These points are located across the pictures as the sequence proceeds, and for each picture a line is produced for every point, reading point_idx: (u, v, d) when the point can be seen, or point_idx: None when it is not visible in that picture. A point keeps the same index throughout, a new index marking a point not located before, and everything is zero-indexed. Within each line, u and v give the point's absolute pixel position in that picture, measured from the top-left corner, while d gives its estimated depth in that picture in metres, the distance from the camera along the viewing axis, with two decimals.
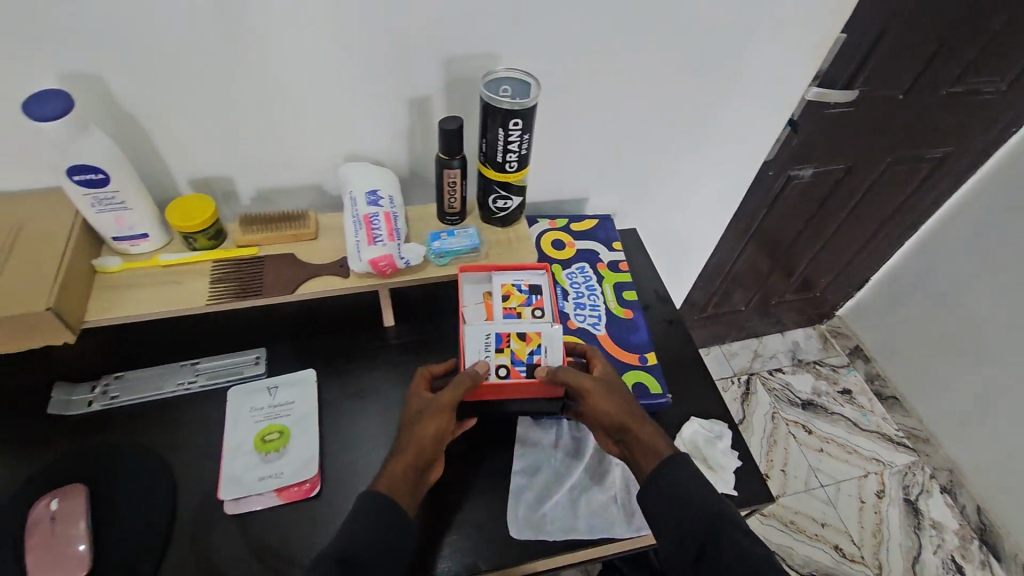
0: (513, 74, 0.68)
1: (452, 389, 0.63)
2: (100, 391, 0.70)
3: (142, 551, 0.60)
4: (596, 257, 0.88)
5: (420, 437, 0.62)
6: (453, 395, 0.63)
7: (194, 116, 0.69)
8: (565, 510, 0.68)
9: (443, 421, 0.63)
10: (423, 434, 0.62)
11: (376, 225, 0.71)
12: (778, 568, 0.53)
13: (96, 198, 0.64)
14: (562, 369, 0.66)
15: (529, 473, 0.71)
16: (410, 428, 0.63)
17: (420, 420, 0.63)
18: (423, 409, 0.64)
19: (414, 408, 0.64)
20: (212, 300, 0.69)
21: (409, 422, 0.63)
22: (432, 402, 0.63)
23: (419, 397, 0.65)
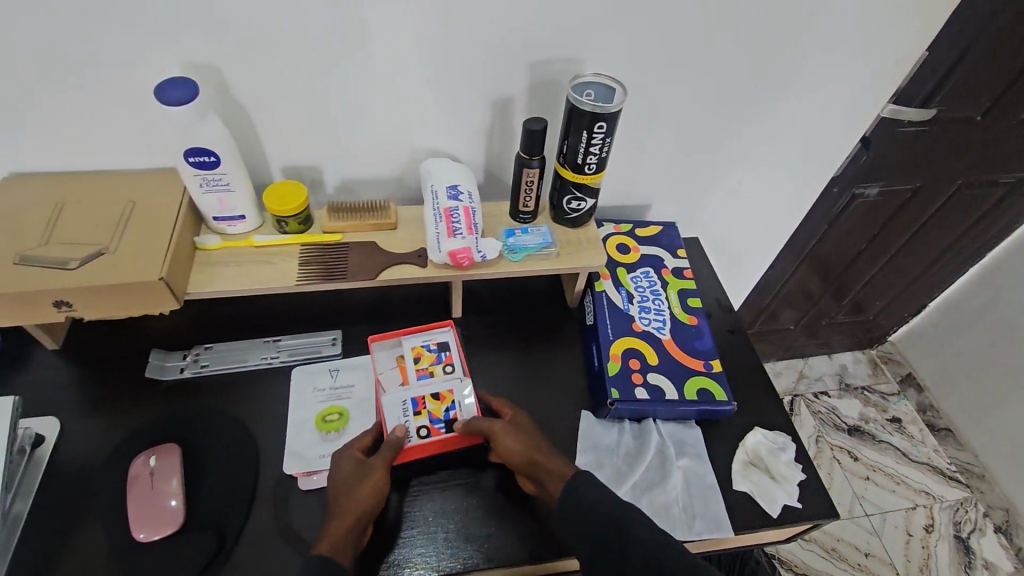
0: (598, 80, 0.71)
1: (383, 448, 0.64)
2: (190, 359, 0.75)
3: (228, 511, 0.64)
4: (660, 263, 0.89)
5: (354, 502, 0.60)
6: (385, 457, 0.63)
7: (297, 108, 0.73)
8: None
9: (378, 480, 0.62)
10: (360, 499, 0.61)
11: (456, 218, 0.74)
12: (680, 553, 0.54)
13: (205, 179, 0.69)
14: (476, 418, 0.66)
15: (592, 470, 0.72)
16: (342, 492, 0.61)
17: (356, 484, 0.61)
18: (358, 470, 0.63)
19: (346, 468, 0.63)
20: (300, 280, 0.73)
21: (336, 484, 0.62)
22: (368, 466, 0.63)
23: (351, 455, 0.64)
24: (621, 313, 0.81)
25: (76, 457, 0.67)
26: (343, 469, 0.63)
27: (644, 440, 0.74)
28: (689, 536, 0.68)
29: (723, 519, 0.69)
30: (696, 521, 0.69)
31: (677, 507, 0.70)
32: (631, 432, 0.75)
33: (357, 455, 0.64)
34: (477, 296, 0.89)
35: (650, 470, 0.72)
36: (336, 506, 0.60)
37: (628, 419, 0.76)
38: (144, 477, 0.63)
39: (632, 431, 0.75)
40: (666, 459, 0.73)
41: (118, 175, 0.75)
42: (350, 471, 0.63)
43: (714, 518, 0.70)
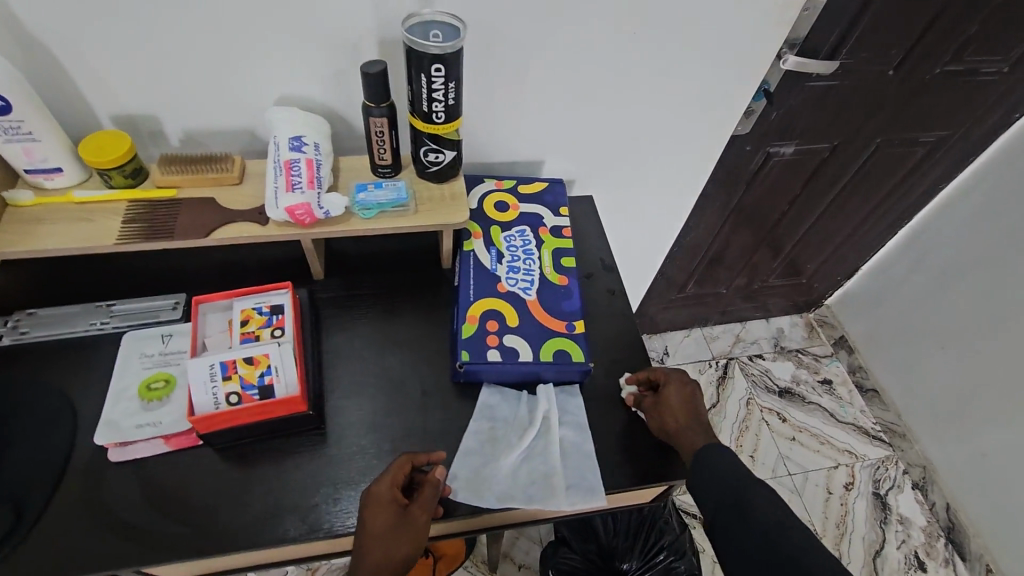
0: (440, 17, 0.64)
1: (424, 505, 0.61)
2: (11, 325, 0.70)
3: (33, 486, 0.60)
4: (539, 221, 0.85)
5: (395, 557, 0.59)
6: (429, 513, 0.61)
7: (113, 48, 0.66)
8: (507, 477, 0.67)
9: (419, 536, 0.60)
10: (399, 552, 0.59)
11: (296, 171, 0.69)
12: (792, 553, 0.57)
13: (1, 126, 0.62)
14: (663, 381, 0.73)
15: (482, 438, 0.69)
16: (382, 545, 0.58)
17: (399, 540, 0.59)
18: (403, 524, 0.59)
19: (391, 519, 0.59)
20: (121, 240, 0.67)
21: (374, 536, 0.58)
22: (410, 522, 0.59)
23: (395, 504, 0.59)
24: (487, 274, 0.77)
25: None
26: (384, 522, 0.58)
27: (535, 408, 0.72)
28: (565, 503, 0.66)
29: (598, 487, 0.67)
30: (574, 488, 0.67)
31: (558, 475, 0.67)
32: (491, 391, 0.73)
33: (397, 504, 0.60)
34: (344, 256, 0.84)
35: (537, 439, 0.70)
36: (375, 560, 0.58)
37: (487, 383, 0.73)
38: None
39: (506, 398, 0.73)
40: (526, 424, 0.71)
41: None
42: (391, 527, 0.58)
43: (588, 486, 0.67)
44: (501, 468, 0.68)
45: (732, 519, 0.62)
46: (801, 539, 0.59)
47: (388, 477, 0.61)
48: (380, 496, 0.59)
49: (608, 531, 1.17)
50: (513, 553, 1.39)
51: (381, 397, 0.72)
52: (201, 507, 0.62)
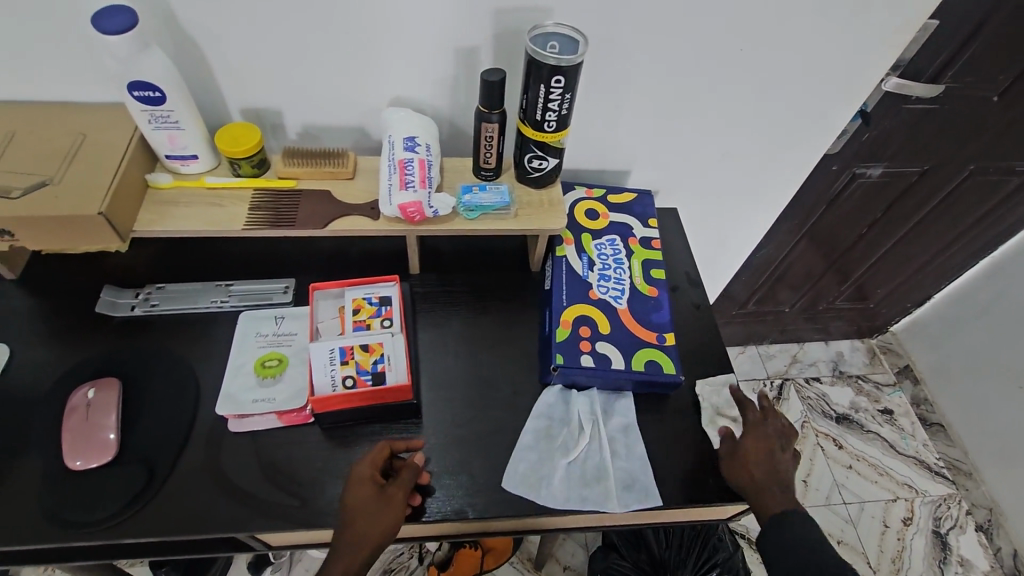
0: (561, 30, 0.67)
1: (398, 486, 0.62)
2: (142, 298, 0.76)
3: (160, 449, 0.65)
4: (629, 231, 0.86)
5: (366, 536, 0.60)
6: (403, 495, 0.62)
7: (253, 48, 0.71)
8: (562, 476, 0.68)
9: (390, 516, 0.60)
10: (370, 533, 0.60)
11: (410, 170, 0.73)
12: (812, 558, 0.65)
13: (153, 115, 0.68)
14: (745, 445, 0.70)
15: (538, 435, 0.71)
16: (356, 524, 0.60)
17: (372, 518, 0.60)
18: (375, 502, 0.61)
19: (365, 497, 0.61)
20: (248, 226, 0.72)
21: (352, 513, 0.61)
22: (387, 501, 0.61)
23: (370, 483, 0.62)
24: (579, 280, 0.79)
25: (25, 385, 0.68)
26: (360, 499, 0.61)
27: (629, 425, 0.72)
28: (619, 506, 0.66)
29: (652, 489, 0.68)
30: (628, 490, 0.68)
31: (613, 478, 0.68)
32: (539, 401, 0.73)
33: (374, 483, 0.62)
34: (437, 252, 0.87)
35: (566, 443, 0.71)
36: (347, 538, 0.60)
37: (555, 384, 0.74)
38: (81, 409, 0.64)
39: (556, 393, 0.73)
40: (554, 432, 0.71)
41: (68, 106, 0.72)
42: (365, 503, 0.61)
43: (641, 488, 0.68)
44: (557, 469, 0.69)
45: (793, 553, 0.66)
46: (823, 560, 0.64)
47: (367, 459, 0.63)
48: (357, 476, 0.63)
49: (661, 543, 1.12)
50: (559, 553, 1.38)
51: (472, 392, 0.74)
52: (308, 482, 0.65)
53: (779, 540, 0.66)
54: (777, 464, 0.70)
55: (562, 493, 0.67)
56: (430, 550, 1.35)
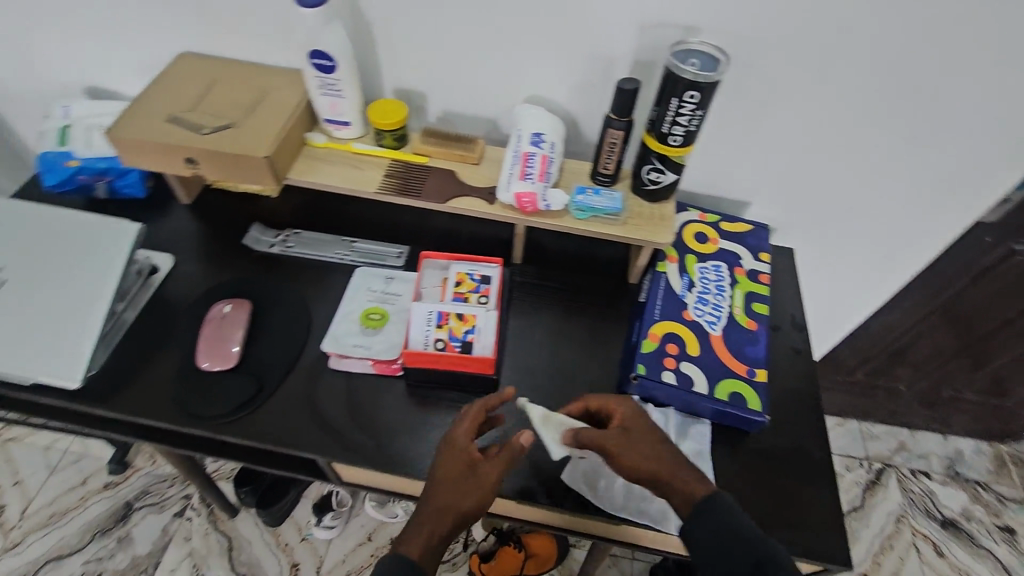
0: (704, 49, 0.68)
1: (496, 461, 0.62)
2: (280, 239, 0.86)
3: (271, 368, 0.73)
4: (736, 260, 0.84)
5: (457, 505, 0.60)
6: (500, 471, 0.62)
7: (415, 35, 0.79)
8: (622, 484, 0.68)
9: (486, 490, 0.60)
10: (463, 502, 0.60)
11: (531, 163, 0.77)
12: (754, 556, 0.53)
13: (323, 82, 0.77)
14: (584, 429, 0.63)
15: None
16: (450, 492, 0.60)
17: (467, 489, 0.60)
18: (471, 474, 0.61)
19: (462, 467, 0.61)
20: (379, 190, 0.80)
21: (445, 480, 0.60)
22: (482, 475, 0.61)
23: (467, 454, 0.62)
24: (675, 298, 0.78)
25: (179, 291, 0.80)
26: (455, 468, 0.61)
27: (700, 452, 0.70)
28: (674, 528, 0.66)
29: None
30: None
31: None
32: None
33: (470, 455, 0.62)
34: (540, 248, 0.90)
35: None
36: (439, 505, 0.59)
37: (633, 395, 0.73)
38: (217, 319, 0.74)
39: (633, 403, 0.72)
40: None
41: (258, 66, 0.85)
42: (461, 474, 0.61)
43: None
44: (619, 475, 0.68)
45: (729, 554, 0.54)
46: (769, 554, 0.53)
47: (465, 429, 0.63)
48: (454, 445, 0.62)
49: None
50: None
51: (548, 383, 0.76)
52: (386, 427, 0.70)
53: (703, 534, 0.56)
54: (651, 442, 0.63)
55: (620, 500, 0.67)
56: (475, 541, 1.38)
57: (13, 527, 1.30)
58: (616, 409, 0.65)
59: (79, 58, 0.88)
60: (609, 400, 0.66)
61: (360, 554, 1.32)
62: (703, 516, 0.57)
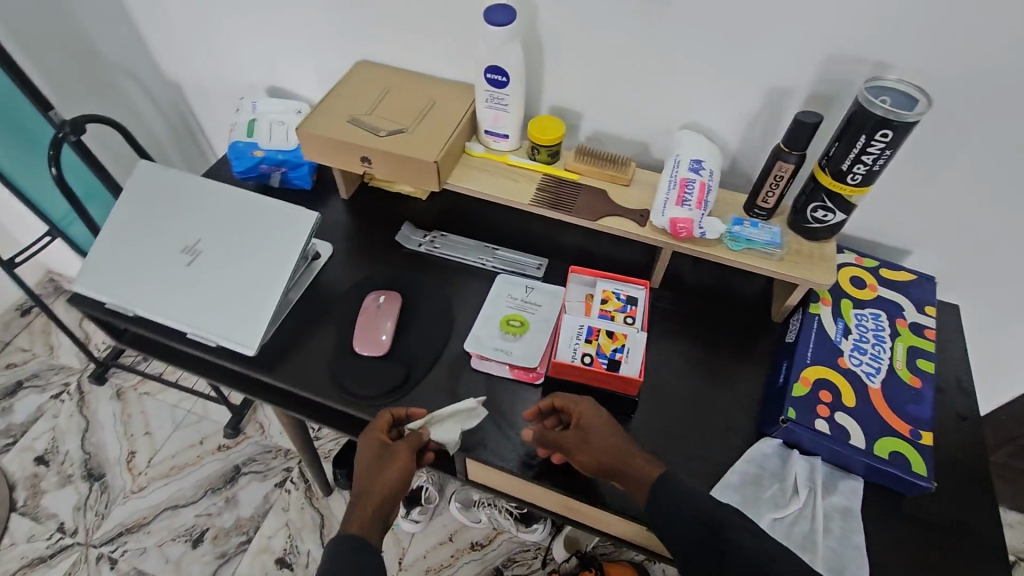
0: (900, 86, 0.65)
1: (408, 442, 0.65)
2: (428, 240, 0.91)
3: (417, 358, 0.77)
4: (898, 311, 0.78)
5: (377, 490, 0.62)
6: (410, 450, 0.65)
7: (584, 55, 0.81)
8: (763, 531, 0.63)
9: (402, 469, 0.64)
10: (383, 484, 0.62)
11: (689, 190, 0.76)
12: (736, 538, 0.53)
13: (491, 96, 0.81)
14: (547, 432, 0.65)
15: (745, 481, 0.67)
16: (368, 479, 0.63)
17: (381, 473, 0.63)
18: (383, 459, 0.64)
19: (373, 455, 0.64)
20: (532, 202, 0.82)
21: (362, 471, 0.63)
22: (393, 457, 0.64)
23: (377, 443, 0.65)
24: (829, 343, 0.74)
25: (336, 277, 0.86)
26: (368, 457, 0.64)
27: (850, 510, 0.65)
28: None
29: None
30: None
31: (821, 556, 0.62)
32: (755, 448, 0.69)
33: (381, 442, 0.65)
34: (678, 274, 0.89)
35: (772, 498, 0.65)
36: (362, 495, 0.62)
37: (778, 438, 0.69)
38: (372, 309, 0.79)
39: (777, 447, 0.69)
40: (762, 484, 0.66)
41: (428, 77, 0.90)
42: (373, 461, 0.64)
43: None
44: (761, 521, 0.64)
45: (701, 535, 0.54)
46: (748, 533, 0.53)
47: (373, 425, 0.67)
48: (364, 439, 0.66)
49: None
50: None
51: (684, 414, 0.74)
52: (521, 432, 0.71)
53: (664, 503, 0.57)
54: (600, 436, 0.63)
55: None
56: (556, 560, 1.36)
57: (140, 472, 1.43)
58: (577, 410, 0.65)
59: (272, 60, 0.98)
60: (568, 401, 0.66)
61: (439, 553, 1.37)
62: (662, 490, 0.58)
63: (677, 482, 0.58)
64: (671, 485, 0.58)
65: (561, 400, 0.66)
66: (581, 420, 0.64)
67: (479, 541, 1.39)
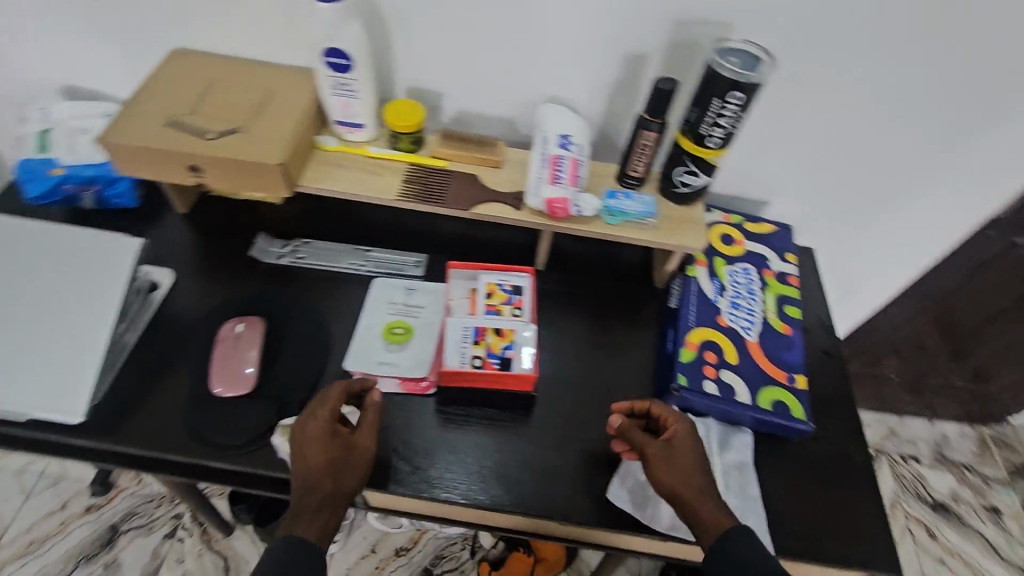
0: (746, 48, 0.66)
1: (364, 430, 0.61)
2: (289, 249, 0.81)
3: (293, 386, 0.69)
4: (765, 263, 0.82)
5: (342, 489, 0.58)
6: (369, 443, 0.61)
7: (434, 30, 0.74)
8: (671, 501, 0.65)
9: (362, 463, 0.60)
10: (346, 482, 0.59)
11: (561, 167, 0.73)
12: None
13: (337, 82, 0.72)
14: (635, 429, 0.63)
15: None
16: (327, 478, 0.58)
17: (343, 472, 0.59)
18: (344, 454, 0.59)
19: (331, 451, 0.59)
20: (400, 197, 0.75)
21: (319, 469, 0.58)
22: (354, 451, 0.60)
23: (335, 436, 0.60)
24: (708, 304, 0.76)
25: (183, 307, 0.74)
26: (326, 452, 0.59)
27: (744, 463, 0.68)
28: None
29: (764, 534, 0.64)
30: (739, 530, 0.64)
31: None
32: None
33: (339, 437, 0.60)
34: (562, 252, 0.87)
35: None
36: (322, 495, 0.57)
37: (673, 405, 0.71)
38: (230, 340, 0.69)
39: None
40: None
41: (260, 64, 0.78)
42: (334, 457, 0.59)
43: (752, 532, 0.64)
44: None
45: None
46: None
47: (325, 412, 0.61)
48: (318, 430, 0.59)
49: None
50: None
51: (584, 398, 0.73)
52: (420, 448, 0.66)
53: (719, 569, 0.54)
54: (690, 469, 0.60)
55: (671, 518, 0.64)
56: (483, 547, 1.34)
57: None
58: (671, 426, 0.63)
59: (55, 53, 0.80)
60: (667, 412, 0.64)
61: (361, 568, 1.30)
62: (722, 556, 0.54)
63: (747, 547, 0.54)
64: (735, 552, 0.54)
65: (664, 412, 0.64)
66: (674, 439, 0.62)
67: (402, 546, 1.32)
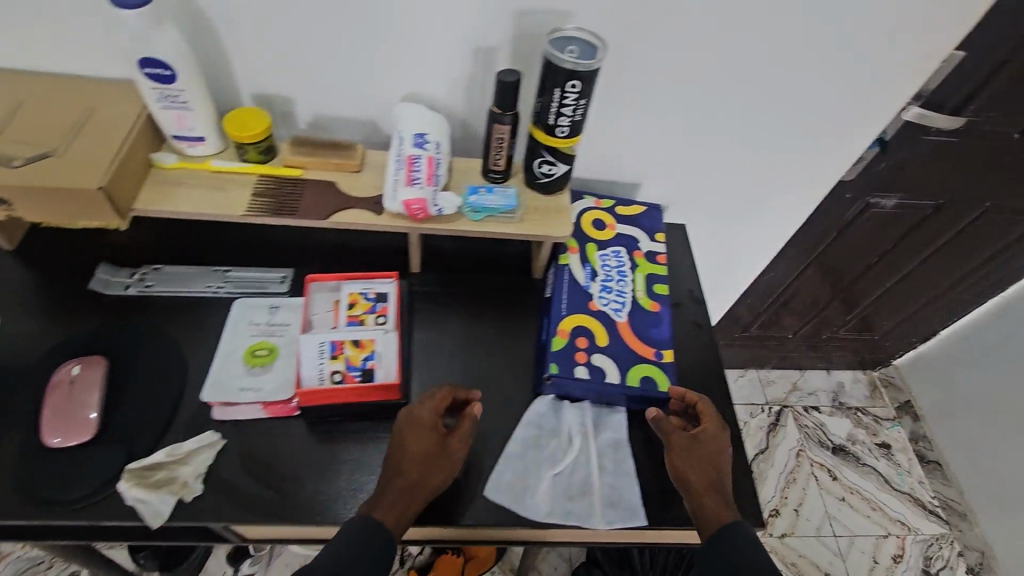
0: (580, 35, 0.66)
1: (462, 436, 0.63)
2: (137, 278, 0.75)
3: (144, 425, 0.64)
4: (634, 244, 0.84)
5: (428, 483, 0.60)
6: (461, 449, 0.63)
7: (267, 34, 0.70)
8: (546, 489, 0.67)
9: (450, 465, 0.62)
10: (434, 477, 0.60)
11: (417, 166, 0.72)
12: None
13: (163, 94, 0.67)
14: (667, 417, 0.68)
15: (527, 446, 0.69)
16: (416, 469, 0.60)
17: (432, 467, 0.61)
18: (438, 451, 0.61)
19: (426, 444, 0.61)
20: (249, 212, 0.71)
21: (412, 459, 0.60)
22: (447, 451, 0.62)
23: (432, 431, 0.62)
24: (580, 289, 0.77)
25: (12, 354, 0.67)
26: (422, 444, 0.61)
27: (619, 441, 0.70)
28: (604, 522, 0.65)
29: (638, 508, 0.66)
30: (614, 508, 0.66)
31: (598, 493, 0.67)
32: (530, 411, 0.71)
33: (435, 434, 0.62)
34: (438, 252, 0.86)
35: (551, 454, 0.69)
36: (405, 483, 0.59)
37: (548, 393, 0.72)
38: (65, 386, 0.63)
39: (548, 404, 0.72)
40: (541, 443, 0.70)
41: (77, 79, 0.71)
42: (431, 450, 0.61)
43: (628, 507, 0.66)
44: (544, 479, 0.67)
45: None
46: None
47: (432, 406, 0.64)
48: (421, 423, 0.62)
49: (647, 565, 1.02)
50: (541, 565, 1.30)
51: None
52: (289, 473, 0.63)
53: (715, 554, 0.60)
54: (714, 468, 0.65)
55: (546, 505, 0.65)
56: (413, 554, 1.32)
57: None
58: (704, 423, 0.68)
59: None
60: (704, 408, 0.69)
61: None
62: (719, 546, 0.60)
63: (745, 536, 0.60)
64: (733, 541, 0.60)
65: (704, 409, 0.69)
66: (706, 435, 0.67)
67: None
